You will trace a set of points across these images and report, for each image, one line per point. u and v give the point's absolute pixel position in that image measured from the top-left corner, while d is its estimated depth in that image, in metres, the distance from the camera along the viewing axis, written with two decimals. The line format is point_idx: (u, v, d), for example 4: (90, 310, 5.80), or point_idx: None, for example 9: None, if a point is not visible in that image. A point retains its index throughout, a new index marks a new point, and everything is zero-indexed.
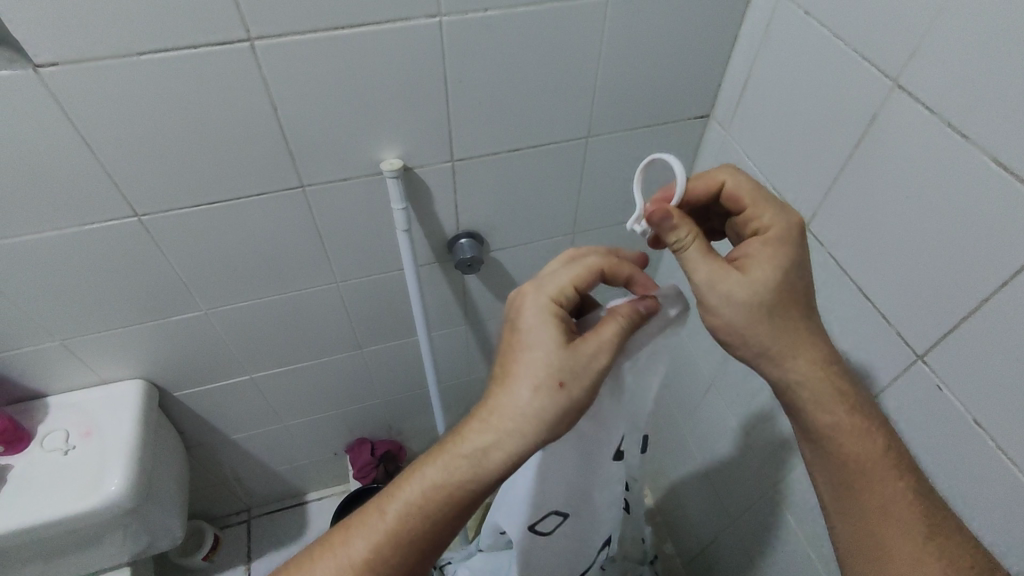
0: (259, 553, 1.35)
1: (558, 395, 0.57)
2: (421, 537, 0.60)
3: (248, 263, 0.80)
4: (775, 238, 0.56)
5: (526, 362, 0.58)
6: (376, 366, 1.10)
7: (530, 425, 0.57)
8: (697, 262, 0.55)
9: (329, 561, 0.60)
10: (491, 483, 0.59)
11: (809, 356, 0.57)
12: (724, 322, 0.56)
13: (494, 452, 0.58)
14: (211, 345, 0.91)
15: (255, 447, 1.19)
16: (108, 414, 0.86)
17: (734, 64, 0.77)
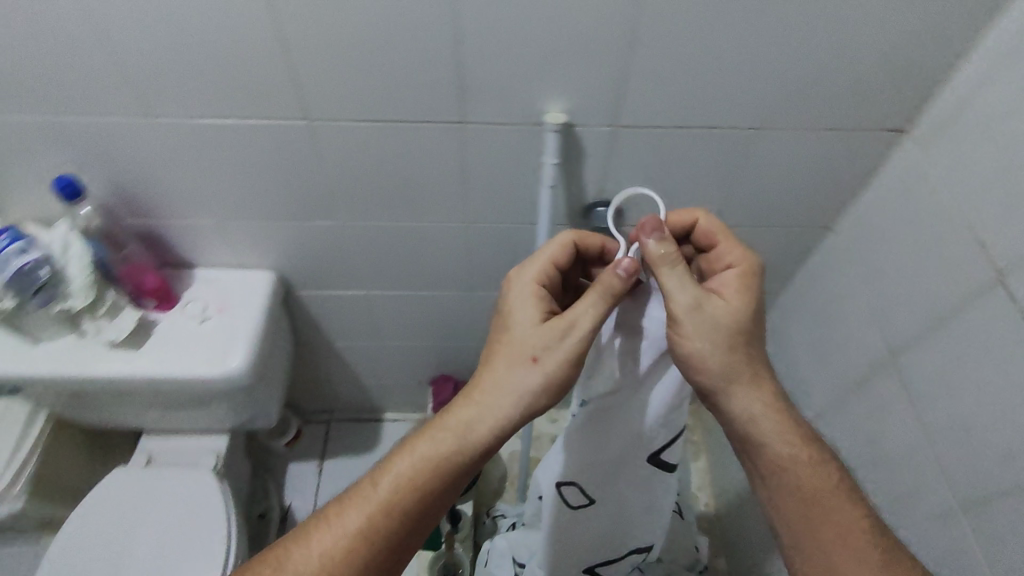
0: (333, 454, 1.45)
1: (536, 369, 0.61)
2: (410, 508, 0.62)
3: (393, 186, 0.82)
4: (740, 274, 0.65)
5: (508, 341, 0.63)
6: (480, 311, 1.12)
7: (514, 398, 0.61)
8: (680, 283, 0.61)
9: (322, 535, 0.62)
10: (476, 455, 0.62)
11: (763, 390, 0.63)
12: (695, 349, 0.62)
13: (477, 424, 0.61)
14: (341, 255, 0.96)
15: (352, 358, 1.26)
16: (242, 296, 0.94)
17: (955, 80, 0.68)
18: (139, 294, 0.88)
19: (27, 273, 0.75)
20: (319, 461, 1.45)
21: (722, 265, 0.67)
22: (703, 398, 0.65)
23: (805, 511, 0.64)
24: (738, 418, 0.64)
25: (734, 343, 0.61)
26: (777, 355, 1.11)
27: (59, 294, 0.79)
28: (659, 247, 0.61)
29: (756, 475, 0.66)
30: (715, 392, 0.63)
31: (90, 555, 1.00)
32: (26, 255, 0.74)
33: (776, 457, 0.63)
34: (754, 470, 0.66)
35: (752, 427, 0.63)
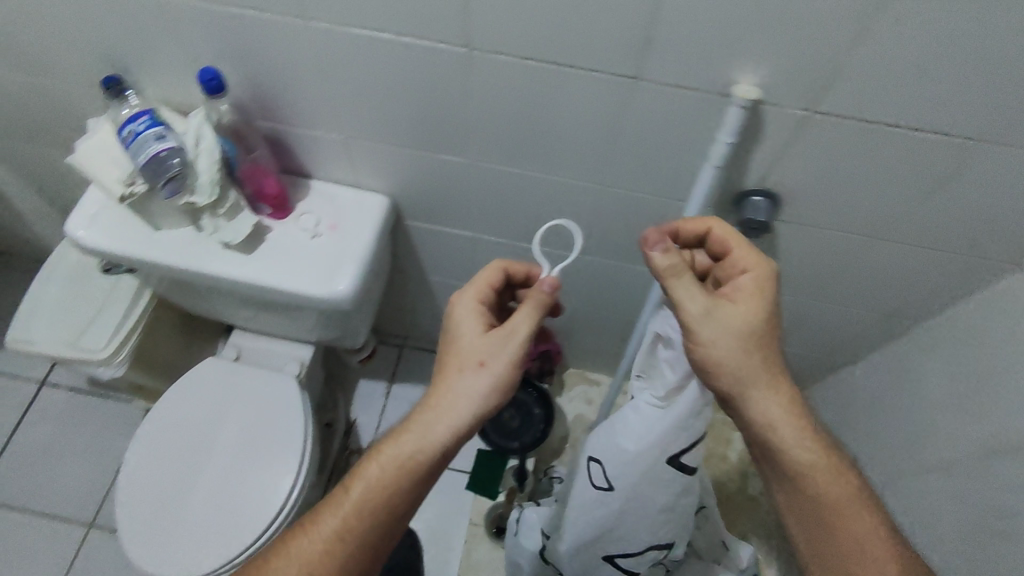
0: (402, 379, 1.47)
1: (484, 375, 0.63)
2: (380, 509, 0.64)
3: (536, 133, 0.75)
4: (754, 281, 0.68)
5: (453, 352, 0.65)
6: (584, 274, 1.06)
7: (467, 403, 0.63)
8: (689, 292, 0.67)
9: (301, 542, 0.64)
10: (439, 455, 0.64)
11: (777, 394, 0.68)
12: (710, 355, 0.68)
13: (436, 427, 0.63)
14: (459, 193, 0.91)
15: (440, 293, 1.24)
16: (355, 218, 0.91)
17: None
18: (256, 198, 0.86)
19: (160, 158, 0.74)
20: (387, 383, 1.47)
21: (737, 270, 0.70)
22: (722, 401, 0.71)
23: (818, 513, 0.71)
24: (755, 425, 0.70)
25: (748, 350, 0.67)
26: (898, 386, 1.01)
27: (186, 187, 0.77)
28: (664, 258, 0.66)
29: (773, 476, 0.73)
30: (730, 396, 0.69)
31: (175, 436, 1.05)
32: (163, 140, 0.74)
33: (795, 462, 0.69)
34: (772, 471, 0.73)
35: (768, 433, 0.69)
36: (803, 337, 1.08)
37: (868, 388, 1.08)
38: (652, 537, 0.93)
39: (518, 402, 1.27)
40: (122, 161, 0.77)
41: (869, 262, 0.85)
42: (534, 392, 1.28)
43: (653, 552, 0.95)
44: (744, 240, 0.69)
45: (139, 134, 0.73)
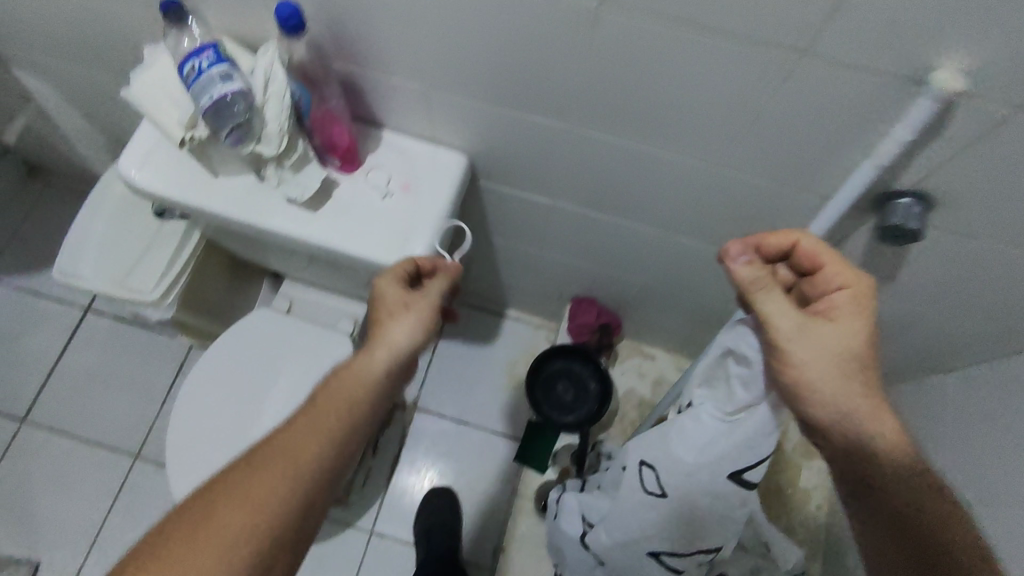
0: (448, 335, 1.42)
1: (412, 316, 0.70)
2: (337, 415, 0.65)
3: (655, 103, 0.65)
4: (852, 299, 0.61)
5: (381, 308, 0.71)
6: (667, 256, 0.96)
7: (404, 344, 0.69)
8: (780, 308, 0.61)
9: (261, 463, 0.61)
10: (380, 374, 0.68)
11: (876, 424, 0.61)
12: (803, 376, 0.61)
13: (378, 363, 0.68)
14: (544, 160, 0.81)
15: (501, 256, 1.16)
16: (430, 178, 0.82)
17: None
18: (325, 150, 0.77)
19: (226, 101, 0.65)
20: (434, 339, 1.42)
21: (832, 287, 0.63)
22: (814, 432, 0.65)
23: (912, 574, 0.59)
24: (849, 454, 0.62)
25: (850, 372, 0.61)
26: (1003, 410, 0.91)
27: (250, 136, 0.69)
28: (746, 271, 0.63)
29: (862, 521, 0.63)
30: (825, 425, 0.62)
31: (225, 386, 1.02)
32: (230, 81, 0.64)
33: (887, 500, 0.60)
34: (862, 516, 0.63)
35: (865, 461, 0.61)
36: (899, 342, 0.99)
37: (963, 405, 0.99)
38: (712, 541, 0.88)
39: (573, 373, 1.22)
40: (181, 99, 0.68)
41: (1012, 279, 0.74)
42: (592, 366, 1.22)
43: (696, 553, 0.90)
44: (835, 254, 0.63)
45: (204, 72, 0.64)
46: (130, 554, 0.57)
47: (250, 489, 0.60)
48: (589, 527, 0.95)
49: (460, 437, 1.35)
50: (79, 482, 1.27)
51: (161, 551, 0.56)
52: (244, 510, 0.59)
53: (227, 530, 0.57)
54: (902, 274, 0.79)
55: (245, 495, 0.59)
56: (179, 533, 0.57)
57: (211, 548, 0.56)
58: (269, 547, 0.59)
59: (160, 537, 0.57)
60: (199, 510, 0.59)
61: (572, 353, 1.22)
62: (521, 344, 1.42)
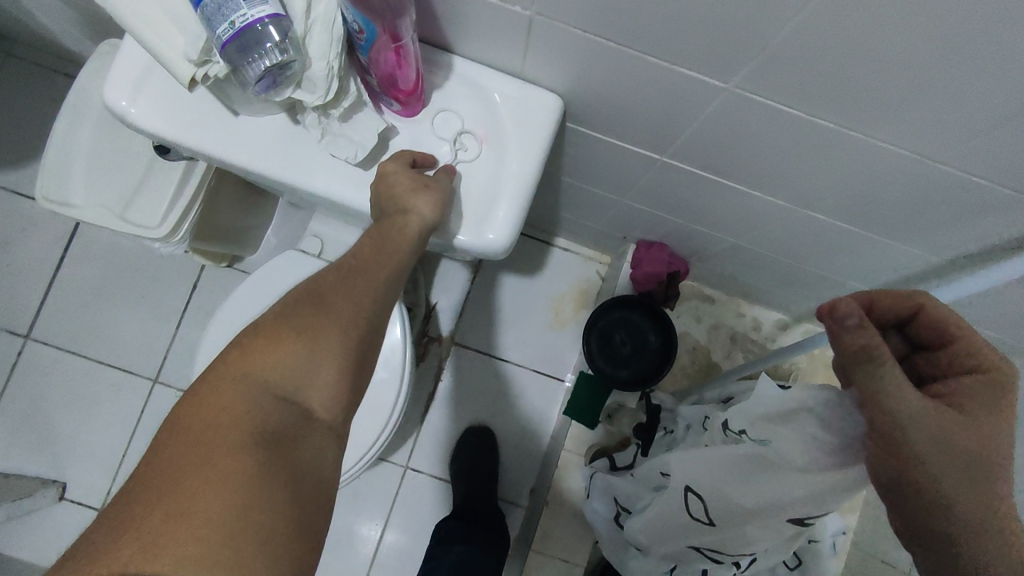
0: (489, 265, 1.28)
1: (431, 189, 0.57)
2: (395, 252, 0.57)
3: (864, 63, 0.46)
4: (983, 384, 0.49)
5: (386, 186, 0.57)
6: (782, 226, 0.79)
7: (435, 206, 0.57)
8: (902, 384, 0.47)
9: (321, 299, 0.53)
10: (418, 230, 0.57)
11: (984, 523, 0.46)
12: (920, 470, 0.47)
13: (412, 219, 0.57)
14: (664, 107, 0.61)
15: (564, 192, 0.98)
16: (515, 129, 0.62)
17: None
18: (384, 90, 0.56)
19: (256, 31, 0.45)
20: (474, 266, 1.28)
21: (958, 367, 0.51)
22: (905, 530, 0.50)
23: None
24: (947, 556, 0.47)
25: (976, 468, 0.47)
26: None
27: (287, 79, 0.49)
28: (857, 338, 0.47)
29: None
30: (926, 525, 0.48)
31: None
32: (262, 1, 0.44)
33: None
34: None
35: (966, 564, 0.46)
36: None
37: None
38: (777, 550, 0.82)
39: (632, 323, 1.11)
40: (183, 16, 0.48)
41: None
42: (655, 318, 1.10)
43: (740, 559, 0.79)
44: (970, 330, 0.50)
45: None
46: (241, 340, 0.51)
47: (351, 285, 0.54)
48: (624, 511, 0.92)
49: (498, 374, 1.26)
50: (92, 405, 1.18)
51: (276, 335, 0.50)
52: (349, 304, 0.53)
53: (339, 317, 0.52)
54: None
55: (347, 292, 0.53)
56: (287, 320, 0.51)
57: (328, 334, 0.51)
58: (363, 342, 0.53)
59: (266, 327, 0.51)
60: (305, 300, 0.53)
61: (633, 303, 1.10)
62: (570, 278, 1.28)
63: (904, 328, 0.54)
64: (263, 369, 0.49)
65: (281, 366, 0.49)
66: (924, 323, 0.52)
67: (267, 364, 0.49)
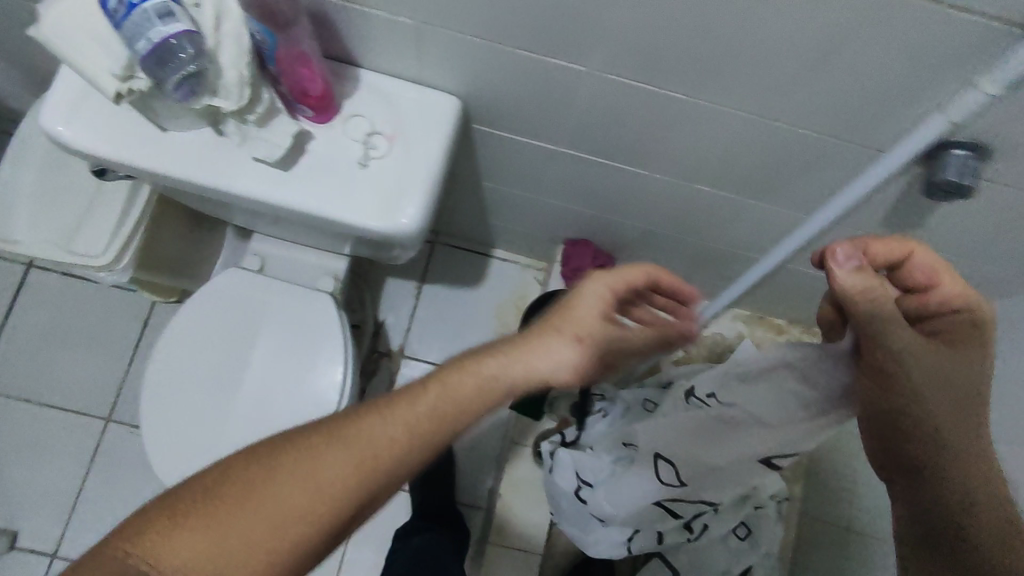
0: (433, 280, 1.35)
1: (576, 344, 0.56)
2: (427, 439, 0.54)
3: (688, 45, 0.55)
4: (969, 324, 0.54)
5: (566, 313, 0.57)
6: (677, 204, 0.88)
7: (546, 379, 0.56)
8: (897, 322, 0.52)
9: (265, 487, 0.50)
10: (508, 392, 0.56)
11: (972, 458, 0.55)
12: (909, 404, 0.55)
13: (508, 375, 0.55)
14: (551, 99, 0.69)
15: (490, 199, 1.07)
16: (418, 126, 0.70)
17: None
18: (296, 98, 0.65)
19: (170, 46, 0.52)
20: (418, 282, 1.34)
21: (947, 309, 0.55)
22: (898, 464, 0.59)
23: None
24: (918, 489, 0.58)
25: (959, 406, 0.54)
26: None
27: (204, 88, 0.57)
28: (858, 280, 0.50)
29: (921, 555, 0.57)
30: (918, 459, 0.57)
31: (181, 364, 0.93)
32: (174, 20, 0.51)
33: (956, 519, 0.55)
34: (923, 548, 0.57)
35: (933, 501, 0.57)
36: None
37: None
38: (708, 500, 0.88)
39: None
40: (105, 40, 0.54)
41: None
42: None
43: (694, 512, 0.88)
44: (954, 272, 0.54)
45: (137, 6, 0.51)
46: (215, 471, 0.52)
47: (317, 474, 0.51)
48: (585, 485, 0.94)
49: None
50: (46, 453, 1.19)
51: (211, 503, 0.49)
52: (293, 500, 0.50)
53: (277, 514, 0.50)
54: (931, 223, 0.74)
55: (305, 481, 0.51)
56: (233, 486, 0.50)
57: (242, 530, 0.49)
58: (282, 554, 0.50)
59: (201, 496, 0.50)
60: (256, 471, 0.51)
61: None
62: (510, 285, 1.35)
63: (890, 273, 0.57)
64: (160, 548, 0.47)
65: (189, 546, 0.48)
66: (913, 267, 0.55)
67: (183, 540, 0.48)
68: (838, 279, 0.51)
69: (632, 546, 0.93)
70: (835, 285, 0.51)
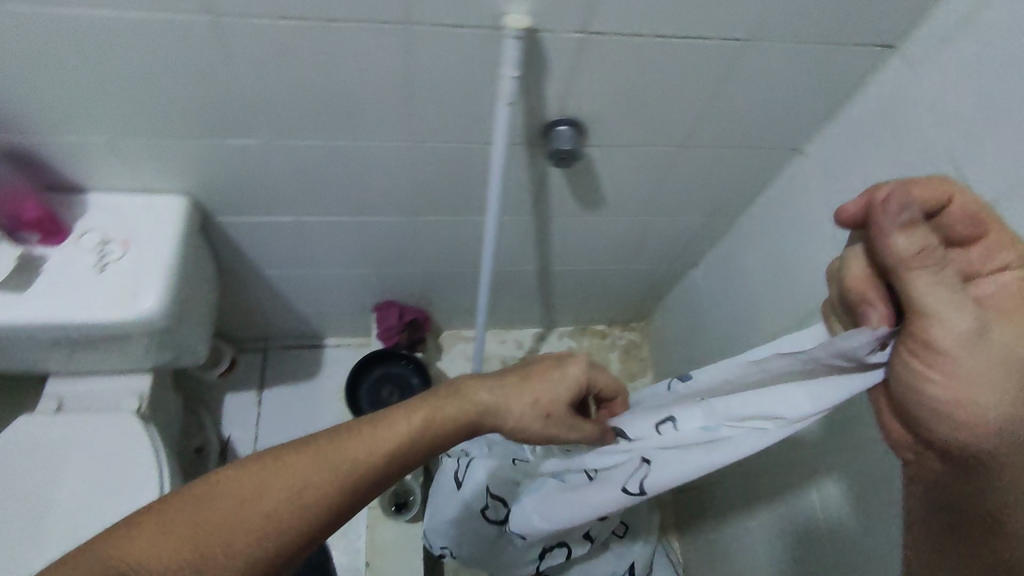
0: (272, 383, 1.39)
1: (534, 411, 0.65)
2: (406, 463, 0.61)
3: (319, 104, 0.69)
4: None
5: (545, 388, 0.66)
6: (426, 236, 1.01)
7: (502, 429, 0.66)
8: (950, 296, 0.45)
9: (256, 497, 0.55)
10: (473, 431, 0.66)
11: None
12: (956, 392, 0.46)
13: (476, 419, 0.65)
14: (261, 178, 0.82)
15: (284, 286, 1.16)
16: (147, 227, 0.80)
17: (942, 8, 0.62)
18: (16, 227, 0.74)
19: None
20: (257, 390, 1.38)
21: (995, 263, 0.49)
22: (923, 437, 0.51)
23: None
24: (964, 480, 0.50)
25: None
26: (726, 274, 1.10)
27: None
28: (907, 241, 0.44)
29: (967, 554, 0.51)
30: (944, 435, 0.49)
31: None
32: None
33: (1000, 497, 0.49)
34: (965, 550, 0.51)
35: (968, 500, 0.51)
36: (643, 253, 1.14)
37: (710, 288, 1.16)
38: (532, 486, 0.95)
39: (396, 375, 1.26)
40: None
41: (681, 169, 0.88)
42: (410, 364, 1.26)
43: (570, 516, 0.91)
44: (1000, 222, 0.49)
45: None
46: (229, 465, 0.58)
47: (303, 484, 0.56)
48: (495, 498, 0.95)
49: None
50: None
51: (204, 508, 0.55)
52: (274, 512, 0.55)
53: (262, 523, 0.55)
54: (605, 193, 0.92)
55: (293, 487, 0.56)
56: (230, 491, 0.56)
57: (227, 536, 0.54)
58: (258, 561, 0.55)
59: (203, 493, 0.55)
60: (250, 479, 0.56)
61: (388, 356, 1.26)
62: (347, 367, 1.41)
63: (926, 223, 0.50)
64: (152, 547, 0.53)
65: (182, 539, 0.53)
66: (952, 212, 0.48)
67: (174, 535, 0.53)
68: (887, 240, 0.45)
69: (541, 565, 1.05)
70: (882, 245, 0.45)
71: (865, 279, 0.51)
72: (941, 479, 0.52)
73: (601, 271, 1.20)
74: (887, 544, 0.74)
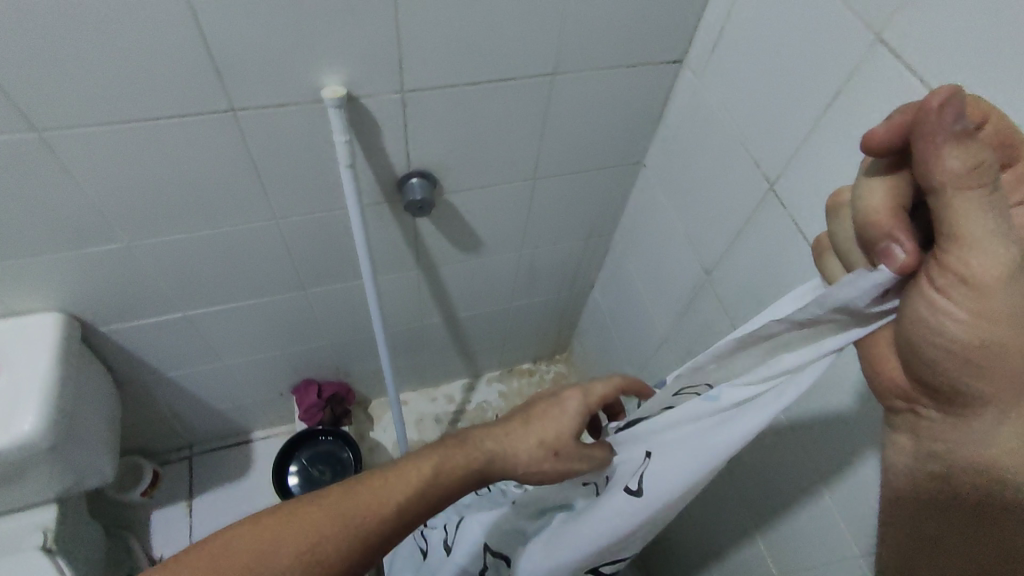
0: (202, 490, 1.33)
1: (542, 450, 0.62)
2: (424, 512, 0.58)
3: (172, 198, 0.72)
4: None
5: (547, 420, 0.63)
6: (322, 307, 1.03)
7: (516, 469, 0.62)
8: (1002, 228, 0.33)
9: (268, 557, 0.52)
10: (486, 478, 0.62)
11: None
12: (972, 332, 0.34)
13: (489, 462, 0.61)
14: (136, 280, 0.83)
15: (193, 386, 1.14)
16: (21, 349, 0.79)
17: (705, 23, 0.72)
18: None
19: None
20: (188, 501, 1.32)
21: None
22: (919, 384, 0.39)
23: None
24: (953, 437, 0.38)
25: None
26: (618, 289, 1.15)
27: None
28: (957, 160, 0.32)
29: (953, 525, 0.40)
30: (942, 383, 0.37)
31: None
32: None
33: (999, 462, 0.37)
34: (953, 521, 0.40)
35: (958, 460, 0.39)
36: (540, 285, 1.19)
37: (609, 305, 1.22)
38: None
39: (325, 454, 1.24)
40: None
41: (544, 199, 0.95)
42: (338, 440, 1.24)
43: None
44: None
45: None
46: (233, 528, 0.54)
47: (315, 539, 0.53)
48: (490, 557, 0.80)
49: None
50: None
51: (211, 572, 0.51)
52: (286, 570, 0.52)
53: None
54: (480, 233, 0.97)
55: (304, 543, 0.53)
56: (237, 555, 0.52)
57: None
58: None
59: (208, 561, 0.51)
60: (258, 540, 0.53)
61: (314, 437, 1.24)
62: None
63: None
64: None
65: None
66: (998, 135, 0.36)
67: None
68: (935, 153, 0.33)
69: None
70: (925, 160, 0.34)
71: (888, 213, 0.38)
72: (938, 431, 0.39)
73: (505, 310, 1.24)
74: (795, 504, 0.76)
